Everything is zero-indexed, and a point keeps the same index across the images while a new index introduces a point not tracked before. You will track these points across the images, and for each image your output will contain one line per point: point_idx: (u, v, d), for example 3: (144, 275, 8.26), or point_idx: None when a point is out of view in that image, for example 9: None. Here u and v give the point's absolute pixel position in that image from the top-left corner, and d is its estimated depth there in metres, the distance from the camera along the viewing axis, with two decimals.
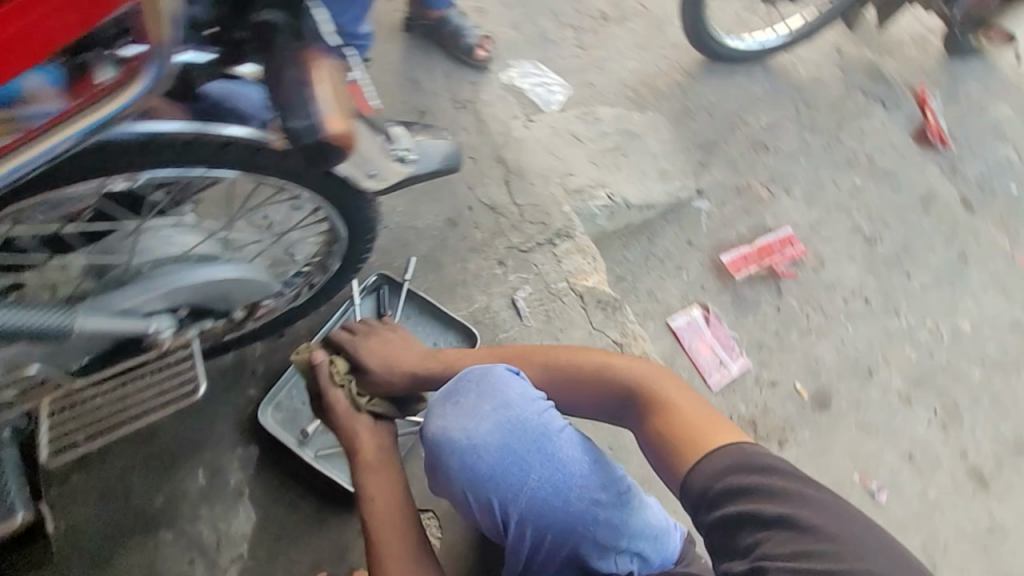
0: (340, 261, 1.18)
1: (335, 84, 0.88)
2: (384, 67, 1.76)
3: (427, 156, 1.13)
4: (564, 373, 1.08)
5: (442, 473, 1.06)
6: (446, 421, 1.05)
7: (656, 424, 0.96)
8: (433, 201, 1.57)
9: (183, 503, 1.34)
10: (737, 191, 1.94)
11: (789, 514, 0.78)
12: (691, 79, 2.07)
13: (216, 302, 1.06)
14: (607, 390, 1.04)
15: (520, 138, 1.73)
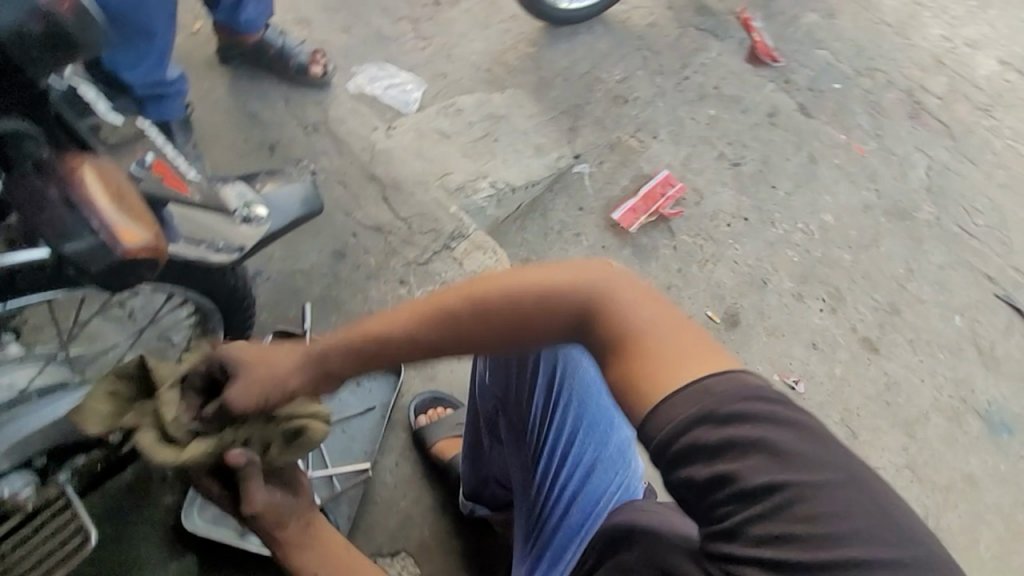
0: (218, 336, 1.04)
1: (112, 187, 0.70)
2: (216, 109, 1.61)
3: (279, 205, 1.00)
4: (494, 307, 0.82)
5: (517, 351, 1.00)
6: None
7: (617, 349, 0.76)
8: (314, 238, 1.47)
9: None
10: (610, 147, 2.00)
11: (784, 478, 0.63)
12: (539, 49, 2.08)
13: (83, 432, 0.94)
14: (559, 318, 0.81)
15: (386, 149, 1.65)
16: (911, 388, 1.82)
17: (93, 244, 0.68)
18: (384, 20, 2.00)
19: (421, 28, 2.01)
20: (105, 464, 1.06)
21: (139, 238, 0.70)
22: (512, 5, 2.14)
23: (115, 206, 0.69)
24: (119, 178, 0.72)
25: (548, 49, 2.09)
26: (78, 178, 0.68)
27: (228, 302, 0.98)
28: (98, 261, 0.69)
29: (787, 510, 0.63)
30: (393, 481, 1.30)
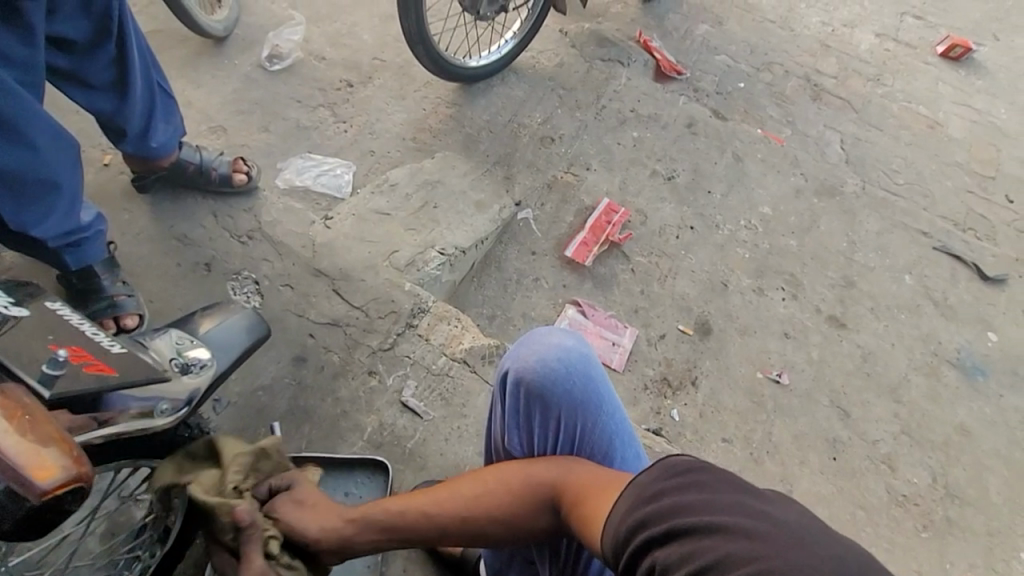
0: (187, 495, 0.97)
1: (15, 418, 0.60)
2: (141, 239, 1.55)
3: (223, 341, 0.94)
4: (470, 510, 0.89)
5: (541, 410, 0.90)
6: (534, 359, 0.90)
7: (578, 519, 0.78)
8: (270, 350, 1.40)
9: None
10: (548, 187, 2.04)
11: (706, 523, 0.62)
12: (458, 108, 2.12)
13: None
14: (534, 507, 0.85)
15: (327, 240, 1.62)
16: (886, 356, 1.87)
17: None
18: (301, 115, 1.99)
19: (339, 112, 2.02)
20: None
21: (58, 471, 0.60)
22: (423, 73, 2.19)
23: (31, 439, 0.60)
24: (28, 404, 0.63)
25: (467, 107, 2.14)
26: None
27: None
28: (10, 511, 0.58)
29: (714, 562, 0.59)
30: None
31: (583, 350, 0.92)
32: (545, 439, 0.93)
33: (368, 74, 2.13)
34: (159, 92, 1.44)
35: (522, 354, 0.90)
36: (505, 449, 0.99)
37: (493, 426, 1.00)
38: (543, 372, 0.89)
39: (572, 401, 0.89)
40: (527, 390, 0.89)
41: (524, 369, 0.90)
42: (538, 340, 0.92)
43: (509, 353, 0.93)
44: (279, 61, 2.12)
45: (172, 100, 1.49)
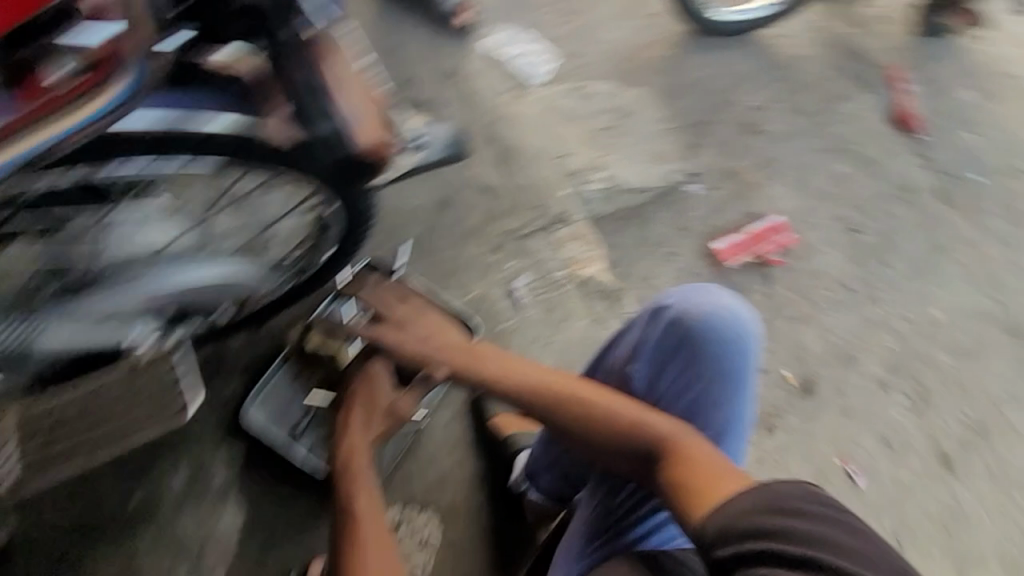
0: (333, 242, 1.12)
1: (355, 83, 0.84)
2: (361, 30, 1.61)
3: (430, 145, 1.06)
4: (567, 417, 0.87)
5: (686, 356, 0.87)
6: (709, 307, 0.87)
7: (681, 486, 0.75)
8: (422, 184, 1.45)
9: (167, 502, 1.17)
10: (728, 175, 1.91)
11: (815, 564, 0.63)
12: (681, 53, 2.00)
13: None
14: (630, 450, 0.82)
15: (513, 113, 1.64)
16: (979, 518, 1.67)
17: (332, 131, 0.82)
18: None
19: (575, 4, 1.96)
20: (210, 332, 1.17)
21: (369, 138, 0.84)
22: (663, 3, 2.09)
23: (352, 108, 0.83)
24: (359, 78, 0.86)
25: (688, 56, 2.00)
26: (331, 64, 0.82)
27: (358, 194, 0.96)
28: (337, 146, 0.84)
29: None
30: None
31: (753, 332, 0.86)
32: (670, 388, 0.89)
33: None
34: None
35: (696, 301, 0.86)
36: (622, 375, 0.95)
37: (618, 347, 0.98)
38: (710, 322, 0.86)
39: (717, 372, 0.85)
40: (686, 329, 0.86)
41: (689, 315, 0.87)
42: (720, 298, 0.87)
43: (683, 291, 0.91)
44: None
45: None
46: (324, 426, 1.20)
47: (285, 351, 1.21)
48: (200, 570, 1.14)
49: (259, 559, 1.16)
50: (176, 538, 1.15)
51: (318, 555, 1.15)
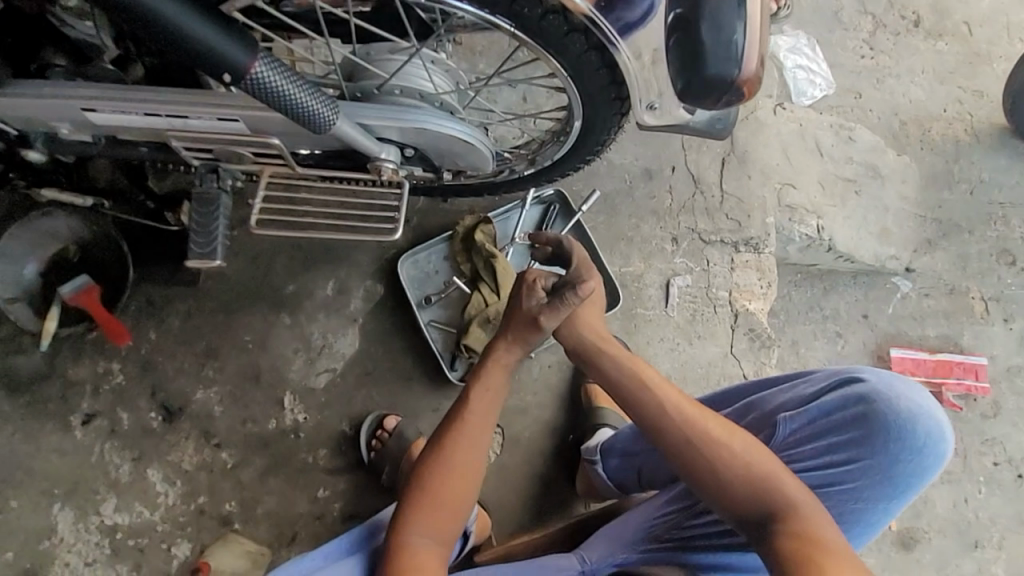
0: (562, 155, 0.96)
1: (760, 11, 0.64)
2: None
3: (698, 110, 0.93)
4: (683, 431, 0.75)
5: (853, 438, 0.75)
6: (909, 402, 0.73)
7: (799, 557, 0.65)
8: (644, 141, 1.36)
9: (306, 303, 1.23)
10: (950, 291, 1.66)
11: None
12: (974, 143, 1.76)
13: (444, 158, 0.83)
14: (745, 495, 0.71)
15: (763, 120, 1.43)
16: None
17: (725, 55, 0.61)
18: (853, 6, 1.79)
19: (879, 38, 1.78)
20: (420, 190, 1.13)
21: (748, 76, 0.62)
22: (983, 82, 1.81)
23: (753, 30, 0.62)
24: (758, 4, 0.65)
25: (982, 150, 1.76)
26: None
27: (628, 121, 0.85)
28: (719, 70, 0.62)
29: None
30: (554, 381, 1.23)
31: (947, 456, 0.73)
32: (813, 458, 0.76)
33: (940, 31, 1.82)
34: None
35: (904, 388, 0.73)
36: (758, 413, 0.82)
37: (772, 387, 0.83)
38: (904, 419, 0.73)
39: (882, 468, 0.74)
40: (873, 411, 0.74)
41: (886, 398, 0.74)
42: (928, 399, 0.74)
43: (884, 372, 0.77)
44: None
45: None
46: (450, 311, 1.23)
47: (453, 231, 1.24)
48: (307, 371, 1.21)
49: (350, 389, 1.21)
50: (302, 336, 1.23)
51: (394, 414, 1.20)
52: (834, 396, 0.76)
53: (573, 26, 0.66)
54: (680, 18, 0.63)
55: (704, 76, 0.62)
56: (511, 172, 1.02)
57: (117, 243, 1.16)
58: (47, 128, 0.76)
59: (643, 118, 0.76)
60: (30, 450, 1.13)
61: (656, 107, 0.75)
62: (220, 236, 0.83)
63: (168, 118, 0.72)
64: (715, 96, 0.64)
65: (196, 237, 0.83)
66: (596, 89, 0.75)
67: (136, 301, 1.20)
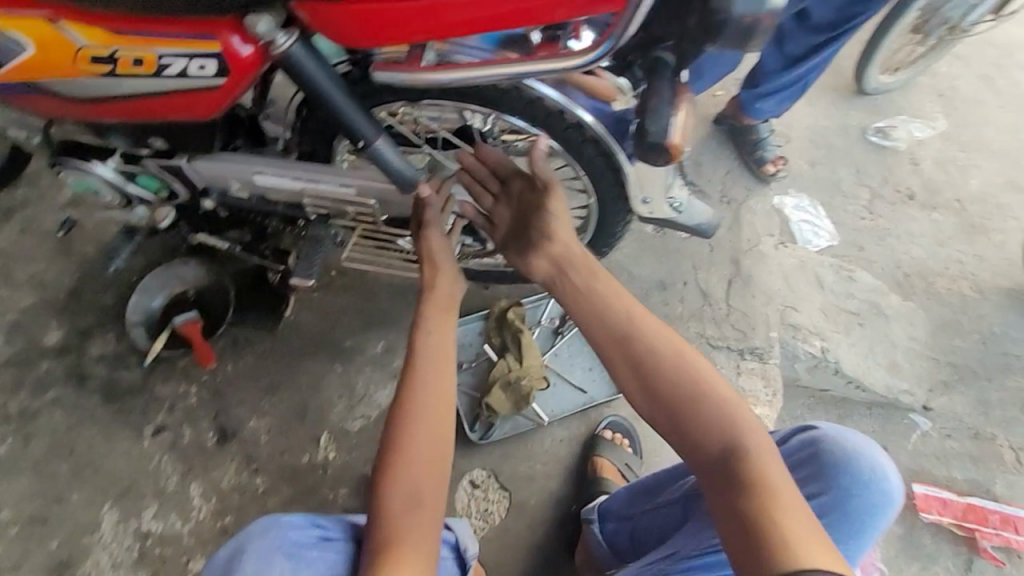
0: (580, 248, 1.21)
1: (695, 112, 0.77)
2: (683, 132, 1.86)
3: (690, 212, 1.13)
4: (644, 358, 0.79)
5: (810, 474, 0.89)
6: (858, 444, 0.88)
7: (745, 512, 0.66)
8: (660, 259, 1.61)
9: (357, 357, 1.44)
10: (974, 435, 1.65)
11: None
12: (979, 297, 1.90)
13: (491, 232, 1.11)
14: (699, 433, 0.75)
15: (765, 253, 1.66)
16: None
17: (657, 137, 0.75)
18: (850, 177, 2.12)
19: (876, 204, 2.07)
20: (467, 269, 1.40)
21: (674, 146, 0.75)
22: (983, 248, 2.01)
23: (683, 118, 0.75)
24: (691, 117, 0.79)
25: (989, 305, 1.89)
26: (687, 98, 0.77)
27: (632, 220, 1.11)
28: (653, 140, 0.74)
29: None
30: (561, 454, 1.32)
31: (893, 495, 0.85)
32: None
33: (935, 204, 2.09)
34: (802, 83, 1.59)
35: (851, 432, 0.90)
36: None
37: None
38: (854, 458, 0.87)
39: (838, 502, 0.85)
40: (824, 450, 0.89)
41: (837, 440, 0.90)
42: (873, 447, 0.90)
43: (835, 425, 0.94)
44: (881, 137, 2.20)
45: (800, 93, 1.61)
46: (477, 378, 1.40)
47: (488, 311, 1.45)
48: (346, 415, 1.37)
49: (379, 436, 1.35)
50: (348, 384, 1.41)
51: None
52: (792, 442, 0.93)
53: (587, 138, 0.94)
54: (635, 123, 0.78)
55: (646, 149, 0.76)
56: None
57: (226, 289, 1.41)
58: (223, 185, 1.11)
59: (639, 209, 1.02)
60: (104, 451, 1.31)
61: (647, 201, 1.02)
62: (317, 264, 1.13)
63: (306, 181, 1.05)
64: (655, 156, 0.77)
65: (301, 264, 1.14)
66: (608, 189, 1.01)
67: (223, 338, 1.45)
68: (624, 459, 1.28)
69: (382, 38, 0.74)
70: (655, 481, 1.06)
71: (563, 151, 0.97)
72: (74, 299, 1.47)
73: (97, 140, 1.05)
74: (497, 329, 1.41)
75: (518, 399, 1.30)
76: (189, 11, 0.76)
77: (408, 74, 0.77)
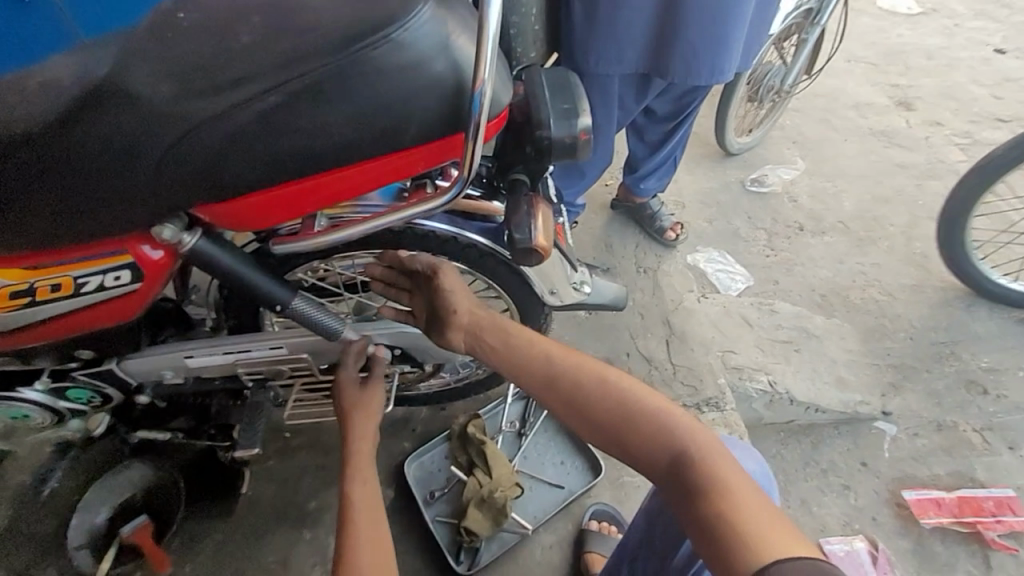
0: None
1: (545, 217, 0.88)
2: (589, 221, 2.05)
3: (600, 291, 1.22)
4: (573, 393, 0.82)
5: None
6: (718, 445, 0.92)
7: (702, 508, 0.66)
8: (599, 337, 1.69)
9: (325, 517, 1.38)
10: (937, 427, 1.71)
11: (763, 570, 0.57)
12: (891, 298, 2.08)
13: (422, 355, 1.14)
14: (642, 445, 0.76)
15: (690, 308, 1.79)
16: None
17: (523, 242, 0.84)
18: (745, 224, 2.37)
19: (775, 241, 2.30)
20: (418, 396, 1.42)
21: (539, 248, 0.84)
22: (878, 255, 2.24)
23: (538, 221, 0.85)
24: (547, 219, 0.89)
25: (903, 302, 2.07)
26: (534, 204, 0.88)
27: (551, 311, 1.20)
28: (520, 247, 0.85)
29: None
30: (552, 561, 1.28)
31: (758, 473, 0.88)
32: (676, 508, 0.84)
33: (824, 228, 2.35)
34: (671, 160, 1.86)
35: None
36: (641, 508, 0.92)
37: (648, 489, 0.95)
38: None
39: None
40: None
41: None
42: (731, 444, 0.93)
43: None
44: (759, 185, 2.51)
45: (673, 169, 1.88)
46: (452, 504, 1.37)
47: (449, 431, 1.46)
48: None
49: None
50: (320, 549, 1.34)
51: None
52: None
53: (485, 254, 1.05)
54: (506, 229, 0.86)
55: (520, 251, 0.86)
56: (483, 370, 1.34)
57: (176, 482, 1.38)
58: (158, 376, 1.12)
59: (549, 300, 1.10)
60: None
61: (555, 292, 1.10)
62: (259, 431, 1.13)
63: (238, 352, 1.09)
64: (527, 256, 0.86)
65: (243, 434, 1.13)
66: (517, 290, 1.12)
67: (181, 535, 1.37)
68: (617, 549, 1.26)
69: (275, 218, 0.85)
70: (610, 563, 0.98)
71: (470, 267, 1.07)
72: (7, 538, 1.36)
73: (23, 366, 1.06)
74: (461, 447, 1.40)
75: (496, 513, 1.27)
76: (102, 239, 0.85)
77: (304, 241, 0.87)
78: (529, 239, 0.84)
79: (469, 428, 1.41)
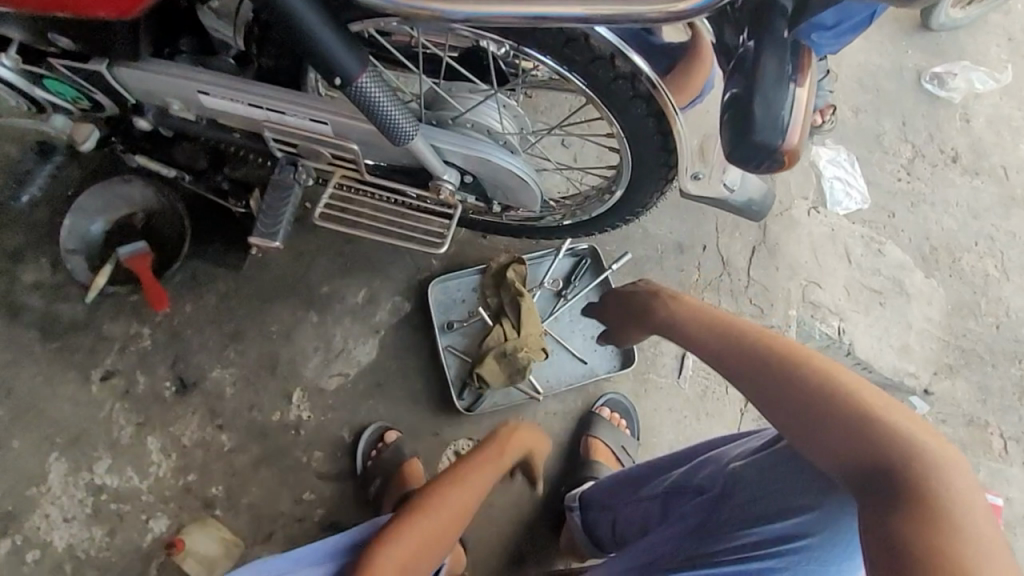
0: (603, 212, 1.03)
1: (811, 92, 0.64)
2: None
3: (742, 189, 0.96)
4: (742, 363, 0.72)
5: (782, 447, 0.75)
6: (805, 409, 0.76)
7: (913, 523, 0.57)
8: (680, 217, 1.42)
9: (335, 306, 1.28)
10: (969, 421, 1.62)
11: None
12: (1005, 277, 1.78)
13: (497, 191, 0.91)
14: (838, 431, 0.63)
15: (794, 219, 1.49)
16: None
17: (772, 143, 0.62)
18: (895, 131, 1.89)
19: (917, 164, 1.86)
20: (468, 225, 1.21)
21: (791, 148, 0.63)
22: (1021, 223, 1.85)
23: (800, 104, 0.62)
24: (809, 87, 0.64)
25: (1015, 286, 1.77)
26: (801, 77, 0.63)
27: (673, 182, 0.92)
28: (766, 139, 0.62)
29: None
30: (553, 427, 1.25)
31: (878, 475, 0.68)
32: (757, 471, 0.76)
33: (981, 168, 1.89)
34: None
35: None
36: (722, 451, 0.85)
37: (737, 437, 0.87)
38: None
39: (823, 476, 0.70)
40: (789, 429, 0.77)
41: None
42: None
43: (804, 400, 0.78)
44: (937, 85, 1.94)
45: None
46: (469, 340, 1.27)
47: (486, 265, 1.30)
48: (322, 371, 1.24)
49: (359, 396, 1.24)
50: (325, 336, 1.26)
51: (394, 429, 1.22)
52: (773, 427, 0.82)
53: (636, 94, 0.74)
54: (736, 97, 0.63)
55: (750, 147, 0.63)
56: (552, 220, 1.08)
57: (182, 219, 1.24)
58: (161, 103, 0.87)
59: (687, 185, 0.83)
60: (46, 395, 1.17)
61: (699, 176, 0.83)
62: (284, 219, 0.92)
63: (268, 109, 0.81)
64: (758, 161, 0.65)
65: (264, 218, 0.93)
66: (649, 151, 0.82)
67: (181, 273, 1.26)
68: (621, 442, 1.21)
69: None
70: (642, 473, 0.96)
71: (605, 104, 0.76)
72: None
73: None
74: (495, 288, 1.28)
75: (512, 371, 1.20)
76: None
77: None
78: (783, 145, 0.63)
79: (511, 274, 1.27)
